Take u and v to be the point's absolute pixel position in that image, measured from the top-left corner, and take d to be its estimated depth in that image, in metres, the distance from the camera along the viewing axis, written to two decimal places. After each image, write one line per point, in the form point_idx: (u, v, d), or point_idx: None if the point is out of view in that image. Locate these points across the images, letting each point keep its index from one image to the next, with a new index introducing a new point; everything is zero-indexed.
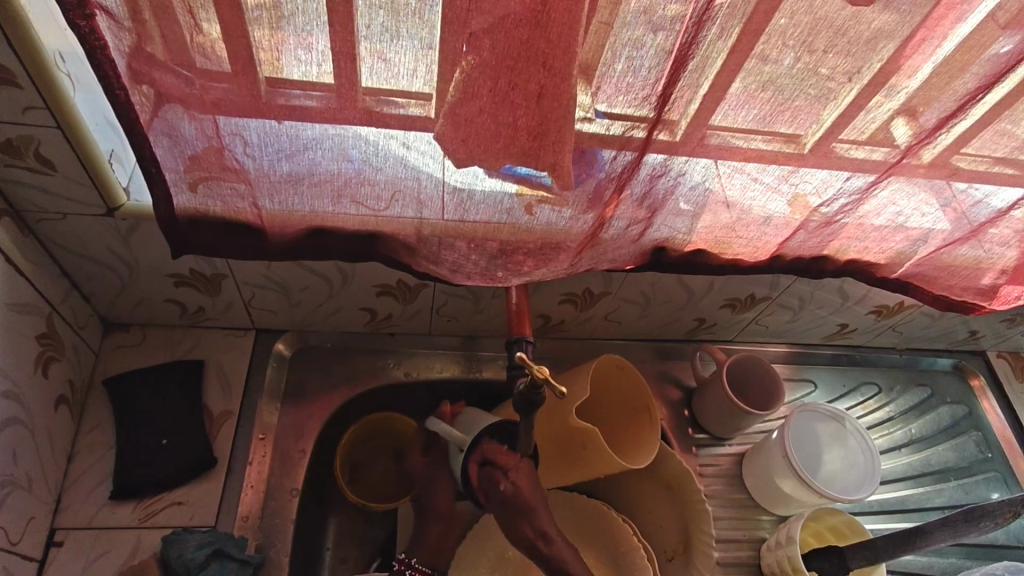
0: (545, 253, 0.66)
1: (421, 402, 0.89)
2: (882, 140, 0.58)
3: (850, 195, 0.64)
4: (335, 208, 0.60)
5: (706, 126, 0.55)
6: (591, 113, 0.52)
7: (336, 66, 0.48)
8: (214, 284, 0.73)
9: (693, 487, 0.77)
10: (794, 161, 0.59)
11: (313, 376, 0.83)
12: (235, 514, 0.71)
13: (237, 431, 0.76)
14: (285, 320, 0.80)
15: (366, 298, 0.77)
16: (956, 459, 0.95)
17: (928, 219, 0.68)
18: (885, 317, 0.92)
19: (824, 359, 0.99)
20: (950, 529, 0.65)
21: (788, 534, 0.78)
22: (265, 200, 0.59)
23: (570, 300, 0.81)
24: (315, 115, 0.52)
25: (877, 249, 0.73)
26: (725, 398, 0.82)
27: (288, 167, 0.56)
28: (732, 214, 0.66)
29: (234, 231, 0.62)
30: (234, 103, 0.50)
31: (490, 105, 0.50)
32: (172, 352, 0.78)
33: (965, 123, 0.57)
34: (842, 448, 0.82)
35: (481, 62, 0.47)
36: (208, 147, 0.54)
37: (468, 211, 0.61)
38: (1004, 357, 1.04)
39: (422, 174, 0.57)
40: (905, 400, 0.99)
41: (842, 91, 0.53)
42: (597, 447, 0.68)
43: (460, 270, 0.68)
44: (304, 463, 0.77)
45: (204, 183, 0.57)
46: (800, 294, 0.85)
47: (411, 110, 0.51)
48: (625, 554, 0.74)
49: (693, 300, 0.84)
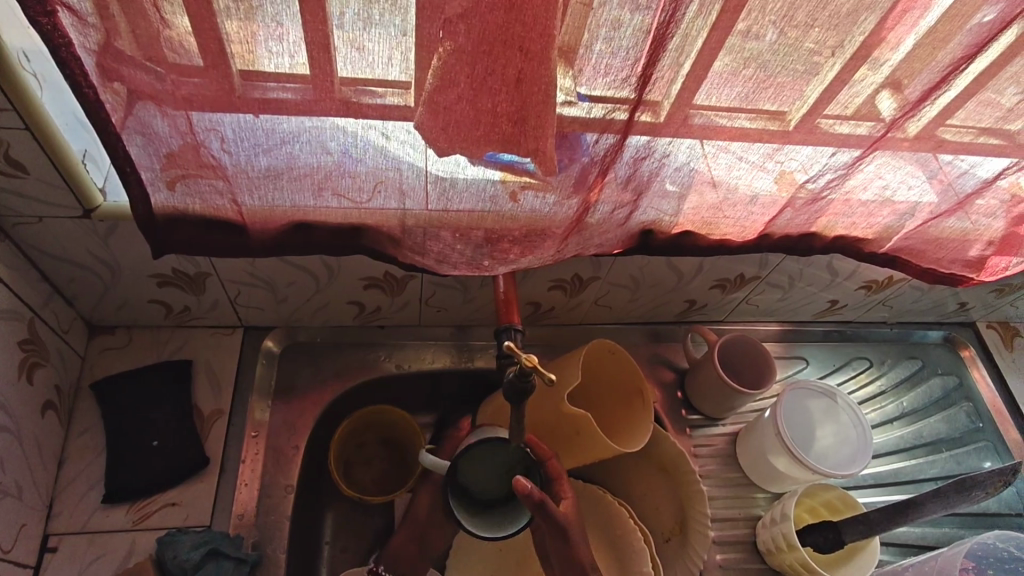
0: (531, 240, 0.65)
1: (414, 394, 0.88)
2: (868, 113, 0.57)
3: (836, 171, 0.64)
4: (318, 202, 0.60)
5: (689, 106, 0.54)
6: (572, 96, 0.52)
7: (309, 57, 0.47)
8: (198, 283, 0.72)
9: (687, 469, 0.77)
10: (779, 139, 0.59)
11: (304, 372, 0.82)
12: (230, 513, 0.71)
13: (229, 430, 0.75)
14: (273, 316, 0.79)
15: (353, 291, 0.77)
16: (947, 430, 0.96)
17: (914, 192, 0.68)
18: (876, 292, 0.92)
19: (815, 336, 0.99)
20: (942, 500, 0.65)
21: (782, 511, 0.77)
22: (244, 195, 0.58)
23: (559, 286, 0.81)
24: (291, 107, 0.51)
25: (865, 224, 0.73)
26: (717, 377, 0.82)
27: (266, 162, 0.55)
28: (718, 194, 0.66)
29: (214, 228, 0.61)
30: (206, 98, 0.49)
31: (469, 92, 0.49)
32: (158, 354, 0.77)
33: (949, 94, 0.57)
34: (834, 425, 0.83)
35: (460, 49, 0.46)
36: (183, 145, 0.53)
37: (452, 200, 0.60)
38: (994, 328, 1.04)
39: (403, 164, 0.56)
40: (896, 373, 1.00)
41: (826, 66, 0.52)
42: (591, 432, 0.68)
43: (445, 260, 0.66)
44: (297, 460, 0.77)
45: (182, 181, 0.56)
46: (789, 272, 0.85)
47: (389, 100, 0.51)
48: (623, 537, 0.75)
49: (683, 282, 0.84)
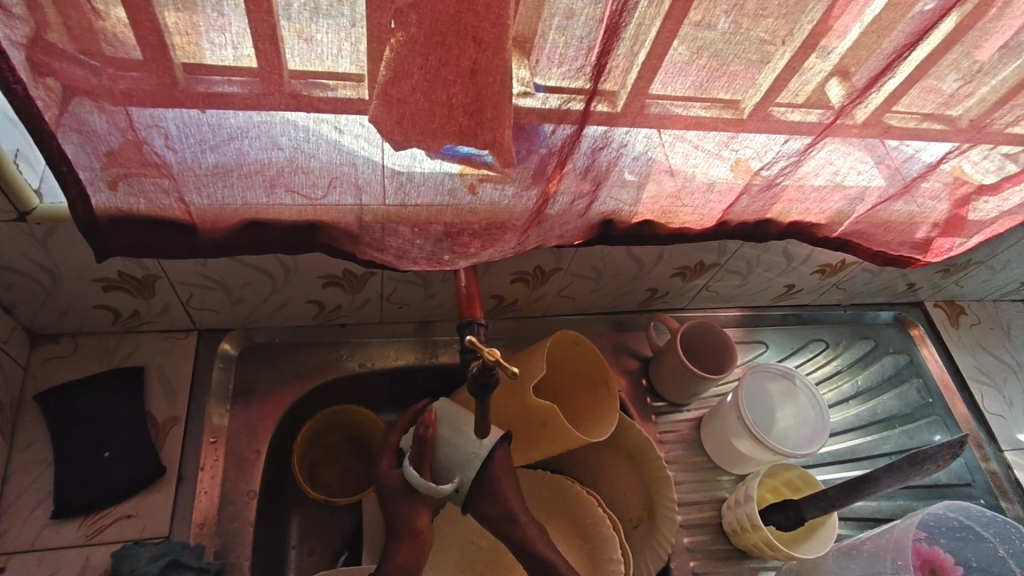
0: (490, 233, 0.64)
1: (378, 392, 0.87)
2: (818, 101, 0.58)
3: (789, 157, 0.65)
4: (271, 199, 0.58)
5: (646, 95, 0.54)
6: (530, 87, 0.51)
7: (256, 48, 0.45)
8: (147, 287, 0.69)
9: (653, 456, 0.79)
10: (733, 127, 0.60)
11: (263, 375, 0.80)
12: (190, 522, 0.69)
13: (185, 437, 0.73)
14: (228, 318, 0.77)
15: (311, 290, 0.75)
16: (900, 406, 0.99)
17: (864, 177, 0.70)
18: (829, 275, 0.95)
19: (774, 320, 1.02)
20: (896, 475, 0.67)
21: (745, 492, 0.79)
22: (191, 194, 0.56)
23: (521, 278, 0.80)
24: (239, 101, 0.49)
25: (818, 210, 0.75)
26: (680, 364, 0.83)
27: (214, 159, 0.53)
28: (676, 182, 0.66)
29: (162, 229, 0.59)
30: (146, 92, 0.47)
31: (423, 84, 0.48)
32: (107, 361, 0.74)
33: (894, 81, 0.58)
34: (793, 406, 0.85)
35: (412, 39, 0.45)
36: (123, 142, 0.51)
37: (409, 194, 0.59)
38: (941, 307, 1.09)
39: (358, 158, 0.55)
40: (851, 353, 1.03)
41: (776, 54, 0.53)
42: (557, 423, 0.68)
43: (405, 256, 0.65)
44: (259, 464, 0.75)
45: (125, 181, 0.54)
46: (747, 258, 0.86)
47: (341, 93, 0.49)
48: (592, 525, 0.76)
49: (645, 271, 0.85)
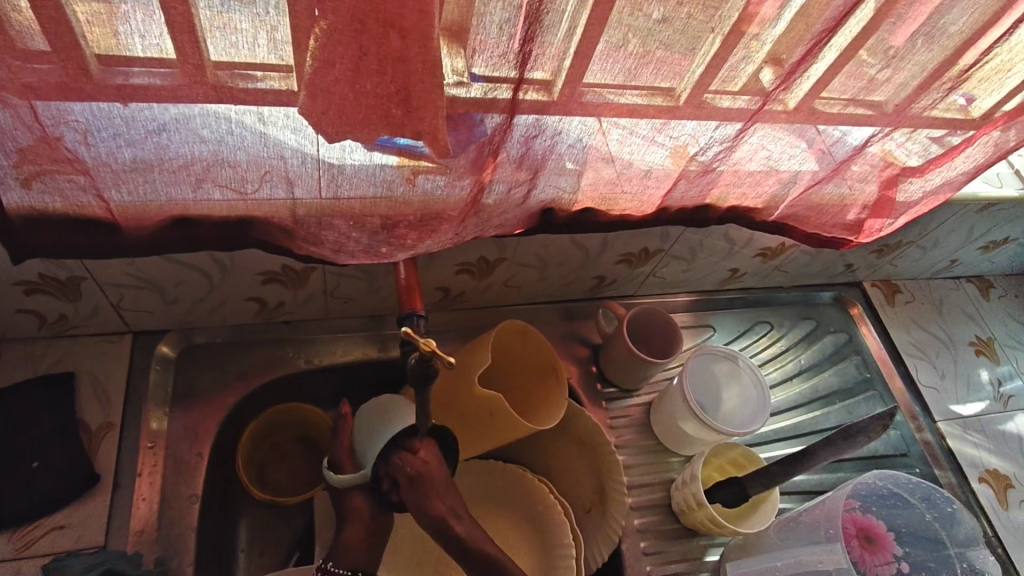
0: (427, 224, 0.64)
1: (325, 388, 0.86)
2: (746, 86, 0.60)
3: (722, 143, 0.66)
4: (198, 195, 0.56)
5: (579, 84, 0.54)
6: (465, 78, 0.51)
7: (173, 39, 0.43)
8: (72, 289, 0.66)
9: (603, 441, 0.80)
10: (667, 113, 0.61)
11: (203, 376, 0.78)
12: (128, 530, 0.67)
13: (121, 443, 0.70)
14: (165, 319, 0.74)
15: (251, 288, 0.73)
16: (840, 383, 1.03)
17: (796, 161, 0.72)
18: (771, 259, 0.97)
19: (720, 304, 1.04)
20: (832, 448, 0.69)
21: (692, 472, 0.81)
22: (111, 190, 0.53)
23: (466, 269, 0.80)
24: (155, 93, 0.47)
25: (754, 194, 0.76)
26: (627, 350, 0.84)
27: (132, 153, 0.51)
28: (614, 169, 0.66)
29: (83, 228, 0.56)
30: (53, 85, 0.45)
31: (352, 73, 0.47)
32: (34, 368, 0.71)
33: (818, 67, 0.60)
34: (738, 386, 0.86)
35: (331, 27, 0.44)
36: (33, 137, 0.48)
37: (341, 186, 0.58)
38: (878, 286, 1.13)
39: (286, 150, 0.54)
40: (794, 333, 1.06)
41: (704, 41, 0.54)
42: (504, 412, 0.68)
43: (343, 250, 0.64)
44: (201, 468, 0.73)
45: (38, 178, 0.52)
46: (690, 243, 0.88)
47: (268, 84, 0.48)
48: (544, 512, 0.76)
49: (590, 259, 0.85)
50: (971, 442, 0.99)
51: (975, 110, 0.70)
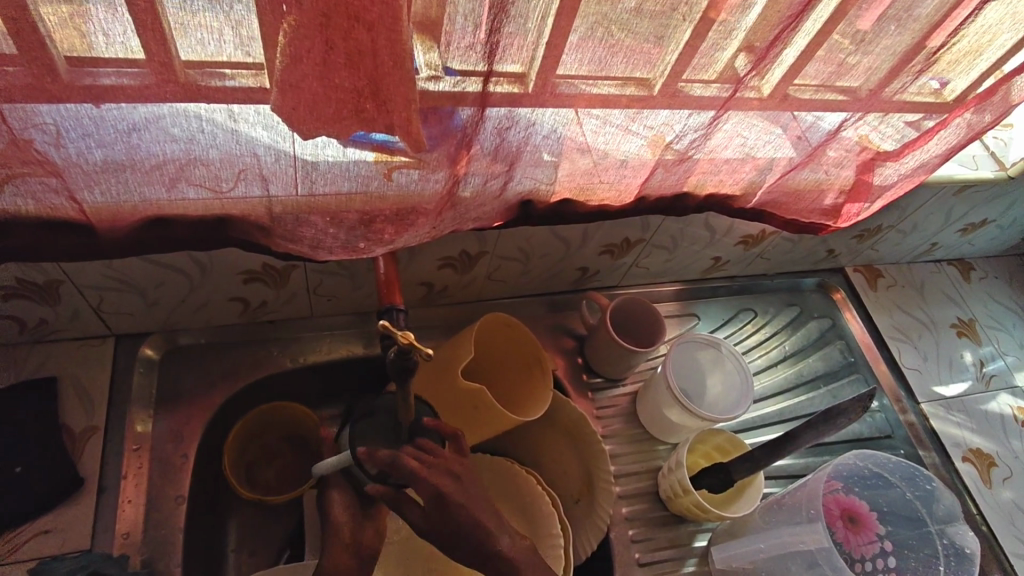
0: (404, 219, 0.64)
1: (311, 387, 0.86)
2: (718, 73, 0.60)
3: (696, 131, 0.67)
4: (172, 194, 0.56)
5: (552, 75, 0.55)
6: (439, 71, 0.51)
7: (142, 39, 0.44)
8: (51, 293, 0.66)
9: (589, 431, 0.80)
10: (641, 103, 0.61)
11: (188, 378, 0.78)
12: (114, 533, 0.67)
13: (105, 446, 0.70)
14: (147, 321, 0.74)
15: (233, 288, 0.73)
16: (824, 367, 1.03)
17: (771, 147, 0.72)
18: (752, 246, 0.98)
19: (704, 293, 1.04)
20: (814, 431, 0.69)
21: (677, 459, 0.81)
22: (83, 192, 0.53)
23: (448, 264, 0.80)
24: (125, 93, 0.47)
25: (731, 181, 0.77)
26: (610, 340, 0.84)
27: (103, 154, 0.51)
28: (590, 159, 0.67)
29: (57, 231, 0.56)
30: (20, 87, 0.45)
31: (322, 68, 0.47)
32: (14, 374, 0.71)
33: (789, 53, 0.60)
34: (721, 373, 0.87)
35: (296, 23, 0.44)
36: (1, 140, 0.48)
37: (316, 183, 0.58)
38: (860, 271, 1.14)
39: (259, 147, 0.54)
40: (779, 320, 1.07)
41: (675, 29, 0.54)
42: (488, 404, 0.68)
43: (320, 246, 0.64)
44: (187, 469, 0.73)
45: (10, 181, 0.51)
46: (671, 232, 0.89)
47: (240, 81, 0.48)
48: (532, 503, 0.77)
49: (572, 251, 0.86)
50: (954, 422, 1.01)
51: (949, 94, 0.71)
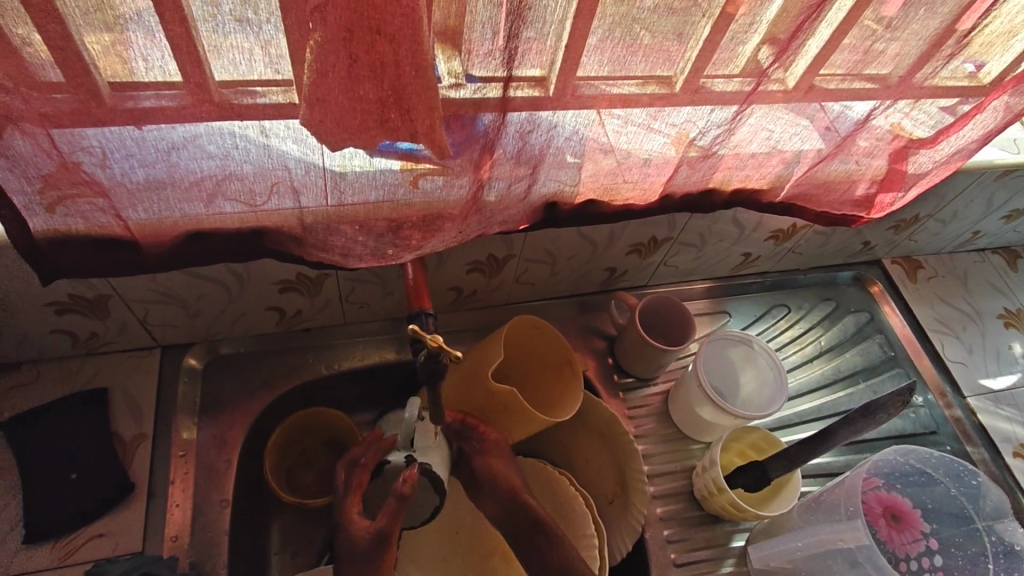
0: (430, 224, 0.65)
1: (346, 392, 0.88)
2: (740, 68, 0.60)
3: (720, 126, 0.66)
4: (211, 209, 0.58)
5: (573, 78, 0.56)
6: (461, 79, 0.53)
7: (179, 64, 0.46)
8: (101, 307, 0.69)
9: (621, 431, 0.80)
10: (662, 101, 0.61)
11: (229, 386, 0.80)
12: (163, 536, 0.70)
13: (154, 453, 0.74)
14: (190, 332, 0.77)
15: (269, 297, 0.76)
16: (863, 362, 1.01)
17: (798, 139, 0.71)
18: (783, 241, 0.97)
19: (735, 290, 1.03)
20: (851, 427, 0.68)
21: (711, 458, 0.80)
22: (128, 210, 0.56)
23: (476, 268, 0.82)
24: (164, 114, 0.49)
25: (758, 176, 0.76)
26: (640, 339, 0.84)
27: (145, 173, 0.54)
28: (613, 159, 0.67)
29: (105, 248, 0.59)
30: (67, 113, 0.48)
31: (348, 81, 0.49)
32: (68, 386, 0.75)
33: (813, 44, 0.60)
34: (753, 369, 0.86)
35: (321, 39, 0.46)
36: (52, 163, 0.51)
37: (344, 193, 0.60)
38: (898, 263, 1.11)
39: (290, 160, 0.56)
40: (814, 315, 1.05)
41: (694, 26, 0.54)
42: (518, 406, 0.69)
43: (350, 254, 0.66)
44: (231, 474, 0.75)
45: (61, 203, 0.55)
46: (698, 230, 0.88)
47: (272, 98, 0.50)
48: (565, 503, 0.77)
49: (599, 251, 0.86)
50: (1003, 416, 0.97)
51: (984, 77, 0.69)
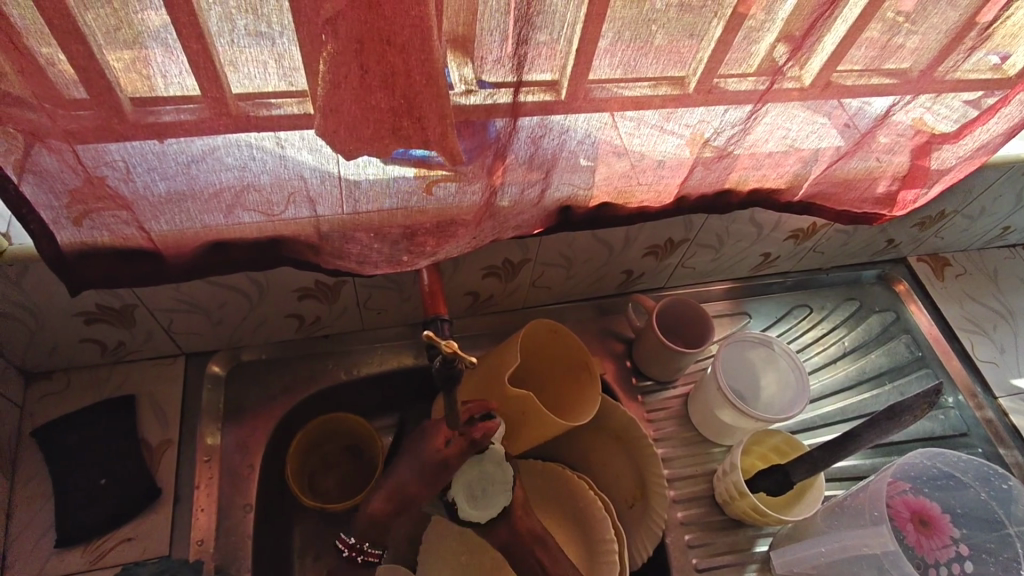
0: (444, 230, 0.66)
1: (366, 398, 0.89)
2: (754, 66, 0.59)
3: (735, 126, 0.66)
4: (230, 219, 0.60)
5: (585, 81, 0.56)
6: (473, 85, 0.53)
7: (198, 80, 0.47)
8: (128, 317, 0.71)
9: (640, 434, 0.79)
10: (675, 102, 0.61)
11: (252, 393, 0.82)
12: (189, 540, 0.71)
13: (180, 459, 0.75)
14: (213, 339, 0.79)
15: (289, 305, 0.77)
16: (889, 363, 0.99)
17: (816, 137, 0.70)
18: (803, 240, 0.95)
19: (755, 290, 1.02)
20: (875, 429, 0.66)
21: (732, 461, 0.80)
22: (151, 221, 0.58)
23: (492, 273, 0.82)
24: (183, 127, 0.51)
25: (775, 175, 0.75)
26: (658, 342, 0.84)
27: (166, 186, 0.55)
28: (626, 162, 0.67)
29: (129, 259, 0.61)
30: (91, 129, 0.49)
31: (361, 91, 0.49)
32: (97, 393, 0.77)
33: (829, 41, 0.59)
34: (774, 371, 0.85)
35: (333, 50, 0.46)
36: (78, 178, 0.53)
37: (359, 201, 0.60)
38: (925, 261, 1.08)
39: (305, 170, 0.56)
40: (837, 315, 1.03)
41: (706, 26, 0.54)
42: (535, 411, 0.69)
43: (367, 261, 0.67)
44: (254, 479, 0.77)
45: (87, 216, 0.56)
46: (716, 230, 0.87)
47: (288, 110, 0.51)
48: (584, 508, 0.77)
49: (615, 254, 0.86)
50: None
51: (1009, 69, 0.67)
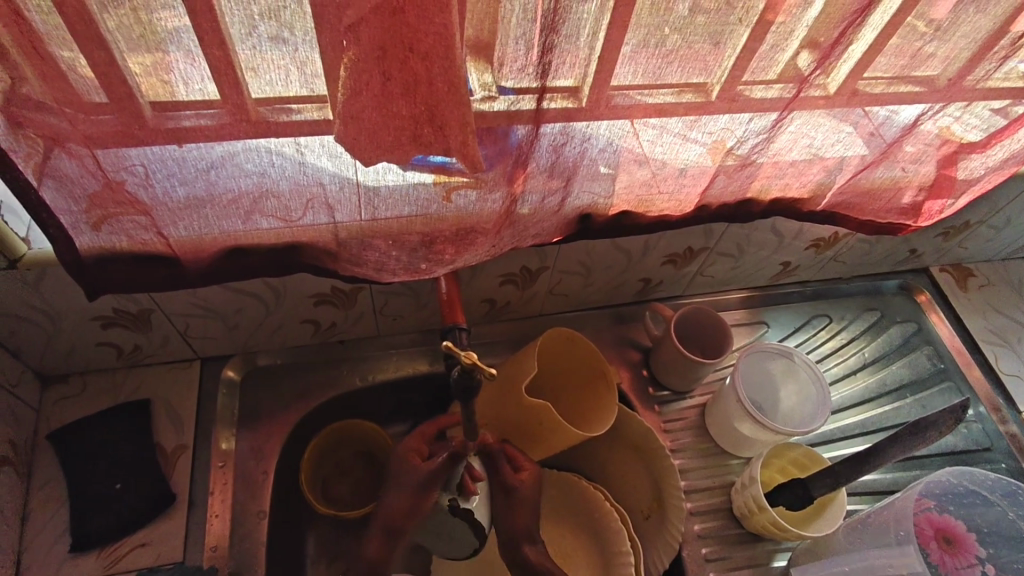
0: (462, 238, 0.65)
1: (380, 404, 0.88)
2: (780, 74, 0.58)
3: (759, 134, 0.64)
4: (248, 225, 0.59)
5: (608, 88, 0.55)
6: (494, 91, 0.52)
7: (218, 86, 0.47)
8: (144, 321, 0.71)
9: (657, 445, 0.78)
10: (698, 110, 0.60)
11: (266, 398, 0.81)
12: (203, 546, 0.71)
13: (194, 464, 0.75)
14: (229, 344, 0.79)
15: (305, 311, 0.77)
16: (910, 375, 0.97)
17: (841, 146, 0.69)
18: (824, 249, 0.94)
19: (773, 300, 1.01)
20: (899, 445, 0.65)
21: (751, 474, 0.78)
22: (169, 227, 0.57)
23: (509, 280, 0.81)
24: (204, 133, 0.50)
25: (799, 184, 0.74)
26: (676, 351, 0.82)
27: (186, 192, 0.55)
28: (648, 170, 0.66)
29: (148, 264, 0.61)
30: (112, 135, 0.49)
31: (382, 97, 0.49)
32: (113, 397, 0.77)
33: (857, 48, 0.57)
34: (794, 383, 0.83)
35: (354, 57, 0.46)
36: (98, 183, 0.53)
37: (378, 208, 0.60)
38: (947, 271, 1.06)
39: (324, 177, 0.56)
40: (857, 326, 1.01)
41: (731, 33, 0.53)
42: (552, 421, 0.68)
43: (384, 268, 0.66)
44: (268, 485, 0.76)
45: (106, 221, 0.56)
46: (736, 239, 0.86)
47: (307, 115, 0.51)
48: (600, 519, 0.76)
49: (633, 262, 0.85)
50: None
51: None
